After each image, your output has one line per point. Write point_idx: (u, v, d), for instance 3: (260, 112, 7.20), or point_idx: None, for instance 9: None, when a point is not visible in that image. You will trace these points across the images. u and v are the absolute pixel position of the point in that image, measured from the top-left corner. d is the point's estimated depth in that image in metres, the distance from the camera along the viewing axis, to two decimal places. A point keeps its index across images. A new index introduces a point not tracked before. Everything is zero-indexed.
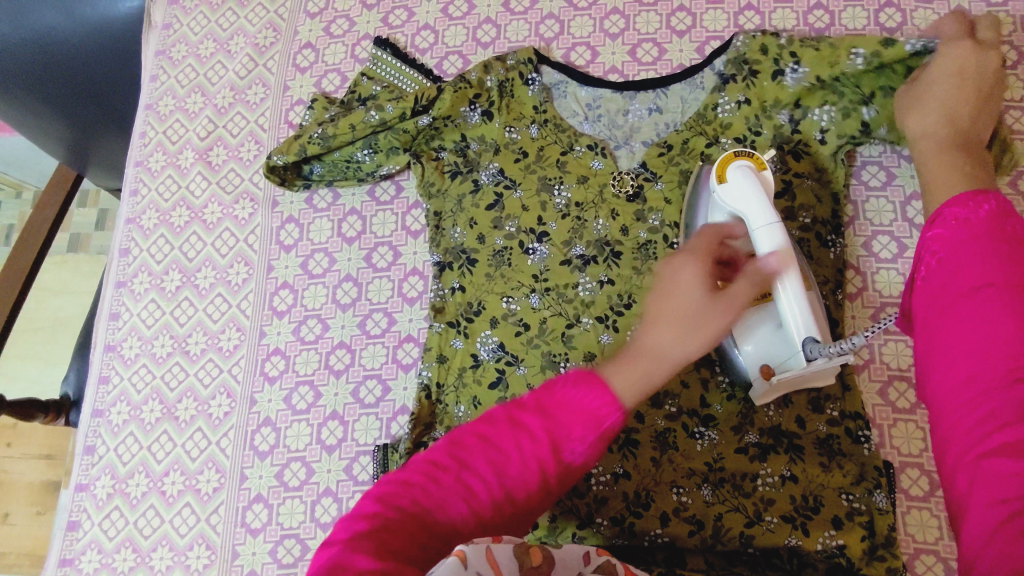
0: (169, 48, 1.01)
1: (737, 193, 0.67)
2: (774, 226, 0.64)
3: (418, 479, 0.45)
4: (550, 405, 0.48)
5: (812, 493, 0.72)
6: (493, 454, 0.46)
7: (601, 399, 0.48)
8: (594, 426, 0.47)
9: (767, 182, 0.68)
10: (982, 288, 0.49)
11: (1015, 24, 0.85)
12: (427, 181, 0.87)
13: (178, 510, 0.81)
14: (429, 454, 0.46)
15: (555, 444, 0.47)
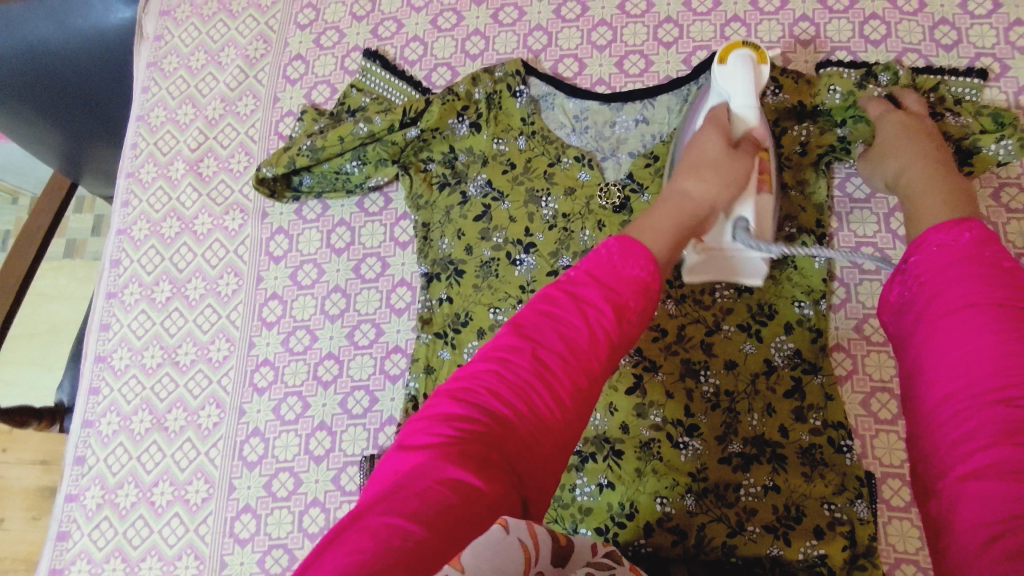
0: (160, 60, 1.02)
1: (732, 74, 0.72)
2: (753, 108, 0.71)
3: (487, 370, 0.50)
4: (599, 277, 0.55)
5: (795, 503, 0.72)
6: (556, 330, 0.52)
7: (641, 266, 0.56)
8: (639, 288, 0.55)
9: (762, 77, 0.73)
10: (964, 312, 0.51)
11: (999, 37, 0.85)
12: (415, 193, 0.88)
13: (167, 521, 0.82)
14: (494, 345, 0.52)
15: (612, 311, 0.53)
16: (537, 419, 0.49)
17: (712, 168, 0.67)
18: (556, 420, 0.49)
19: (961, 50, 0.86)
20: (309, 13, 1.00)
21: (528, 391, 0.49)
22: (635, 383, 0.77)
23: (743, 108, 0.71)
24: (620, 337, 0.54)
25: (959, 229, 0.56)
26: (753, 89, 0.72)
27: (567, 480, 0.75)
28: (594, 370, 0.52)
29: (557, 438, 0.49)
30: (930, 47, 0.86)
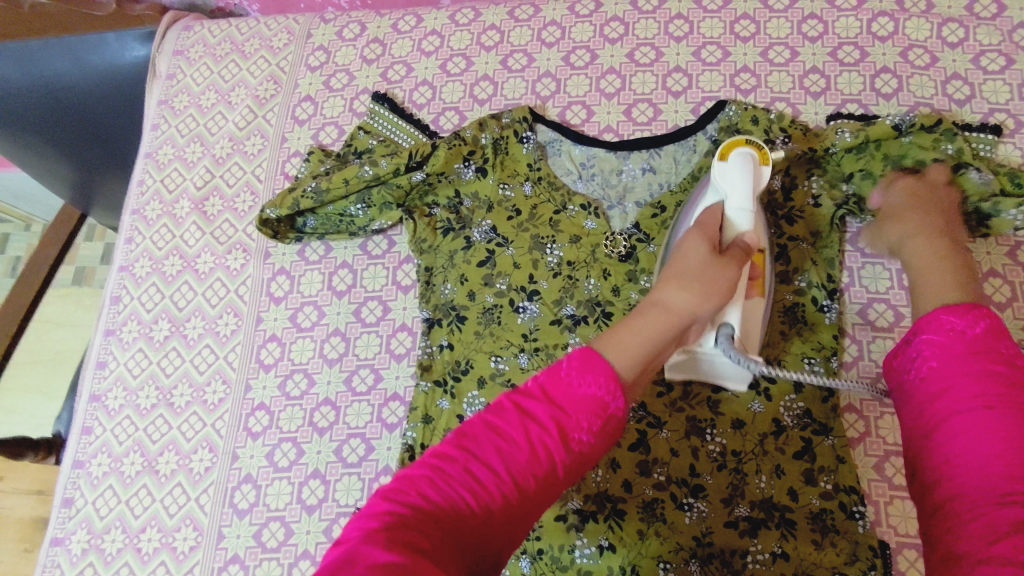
0: (171, 98, 1.03)
1: (728, 173, 0.68)
2: (746, 212, 0.66)
3: (424, 475, 0.47)
4: (558, 393, 0.50)
5: (804, 572, 0.69)
6: (503, 444, 0.48)
7: (599, 384, 0.50)
8: (596, 408, 0.50)
9: (763, 181, 0.69)
10: (981, 397, 0.52)
11: (1012, 93, 0.85)
12: (419, 238, 0.87)
13: (153, 569, 0.79)
14: (437, 450, 0.48)
15: (562, 429, 0.49)
16: (478, 526, 0.45)
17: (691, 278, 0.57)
18: (498, 527, 0.46)
19: (975, 105, 0.85)
20: (320, 55, 1.01)
21: (464, 502, 0.46)
22: (639, 440, 0.75)
23: (738, 209, 0.66)
24: (574, 462, 0.49)
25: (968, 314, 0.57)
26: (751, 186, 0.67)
27: (566, 540, 0.72)
28: (541, 486, 0.47)
29: (484, 549, 0.46)
30: (942, 101, 0.85)
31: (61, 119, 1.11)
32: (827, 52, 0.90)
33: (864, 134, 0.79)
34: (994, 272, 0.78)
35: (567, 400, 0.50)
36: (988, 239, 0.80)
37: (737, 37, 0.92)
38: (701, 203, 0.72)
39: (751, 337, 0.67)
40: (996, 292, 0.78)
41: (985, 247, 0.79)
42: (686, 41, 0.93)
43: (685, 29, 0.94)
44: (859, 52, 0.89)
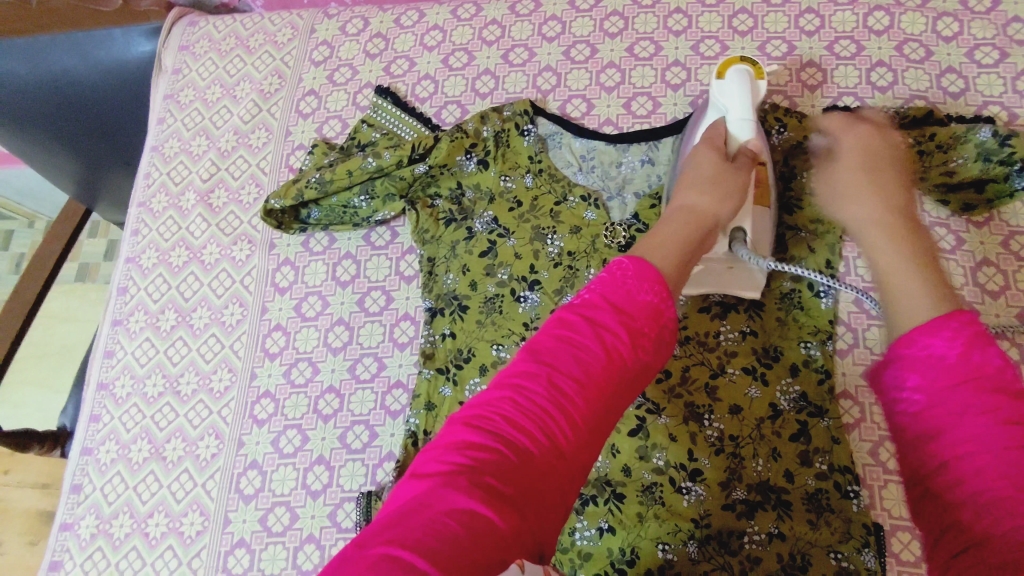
0: (177, 92, 1.04)
1: (727, 90, 0.73)
2: (746, 120, 0.70)
3: (502, 395, 0.47)
4: (619, 301, 0.50)
5: (800, 551, 0.70)
6: (576, 353, 0.48)
7: (653, 290, 0.51)
8: (653, 314, 0.50)
9: (758, 92, 0.73)
10: (908, 380, 0.45)
11: (1006, 86, 0.86)
12: (421, 228, 0.88)
13: (160, 553, 0.81)
14: (508, 370, 0.49)
15: (628, 336, 0.49)
16: (562, 446, 0.46)
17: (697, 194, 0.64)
18: (566, 457, 0.46)
19: (969, 98, 0.86)
20: (324, 50, 1.02)
21: (548, 418, 0.46)
22: (638, 425, 0.76)
23: (741, 117, 0.70)
24: (642, 369, 0.50)
25: (944, 329, 0.45)
26: (750, 99, 0.72)
27: (566, 523, 0.74)
28: (609, 400, 0.48)
29: (577, 466, 0.47)
30: (937, 94, 0.87)
31: (68, 115, 1.13)
32: (824, 47, 0.91)
33: (857, 117, 0.82)
34: (987, 262, 0.80)
35: (623, 307, 0.50)
36: (982, 230, 0.81)
37: (735, 31, 0.94)
38: (701, 122, 0.76)
39: (762, 245, 0.74)
40: (990, 281, 0.79)
41: (978, 237, 0.81)
42: (685, 35, 0.95)
43: (683, 24, 0.95)
44: (855, 46, 0.90)
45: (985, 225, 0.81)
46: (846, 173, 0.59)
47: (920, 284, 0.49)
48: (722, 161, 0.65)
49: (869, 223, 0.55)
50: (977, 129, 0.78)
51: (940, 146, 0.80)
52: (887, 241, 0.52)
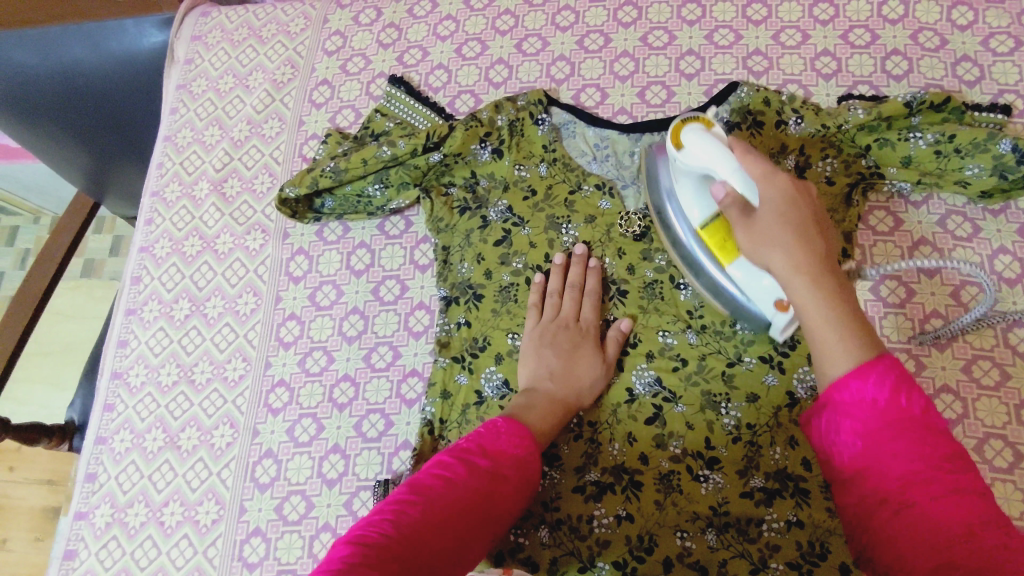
0: (189, 82, 1.04)
1: (697, 151, 0.67)
2: (739, 168, 0.63)
3: (384, 513, 0.53)
4: (486, 447, 0.62)
5: (819, 539, 0.70)
6: (448, 483, 0.57)
7: (520, 443, 0.63)
8: (517, 461, 0.62)
9: (721, 137, 0.68)
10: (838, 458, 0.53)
11: (1022, 74, 0.86)
12: (436, 217, 0.88)
13: (176, 542, 0.81)
14: (389, 499, 0.55)
15: (495, 475, 0.60)
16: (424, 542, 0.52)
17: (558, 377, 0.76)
18: (457, 539, 0.55)
19: (984, 86, 0.86)
20: (336, 40, 1.02)
21: (427, 511, 0.54)
22: (655, 413, 0.76)
23: (731, 171, 0.63)
24: (504, 505, 0.60)
25: (872, 372, 0.51)
26: (726, 148, 0.65)
27: (584, 510, 0.74)
28: (478, 518, 0.57)
29: (445, 565, 0.53)
30: (953, 82, 0.87)
31: (78, 107, 1.12)
32: (838, 35, 0.91)
33: (877, 111, 0.79)
34: (1003, 250, 0.80)
35: (494, 452, 0.62)
36: (998, 218, 0.81)
37: (749, 20, 0.94)
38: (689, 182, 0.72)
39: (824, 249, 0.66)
40: (1007, 269, 0.79)
41: (995, 225, 0.81)
42: (698, 24, 0.94)
43: (697, 13, 0.95)
44: (869, 35, 0.90)
45: (1001, 213, 0.81)
46: (774, 228, 0.59)
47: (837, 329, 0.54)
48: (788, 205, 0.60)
49: (789, 271, 0.57)
50: (999, 137, 0.77)
51: (959, 150, 0.79)
52: (804, 280, 0.57)
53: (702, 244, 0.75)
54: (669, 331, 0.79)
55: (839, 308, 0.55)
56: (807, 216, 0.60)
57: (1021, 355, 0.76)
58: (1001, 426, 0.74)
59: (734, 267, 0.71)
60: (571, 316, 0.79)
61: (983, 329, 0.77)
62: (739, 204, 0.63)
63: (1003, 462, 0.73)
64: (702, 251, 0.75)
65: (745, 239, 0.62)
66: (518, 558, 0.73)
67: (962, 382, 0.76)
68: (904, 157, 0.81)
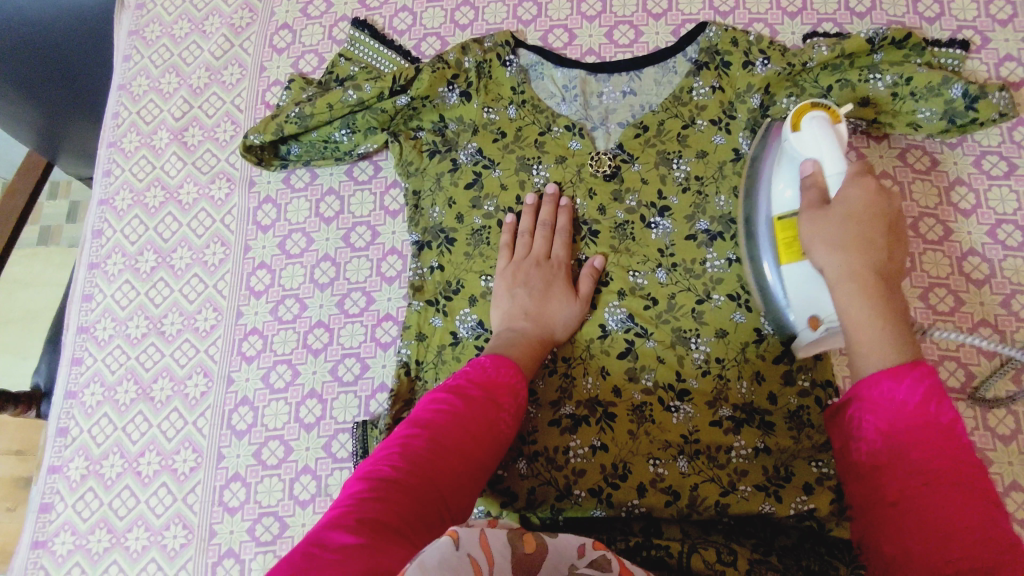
0: (142, 28, 1.00)
1: (808, 141, 0.67)
2: (845, 172, 0.64)
3: (390, 451, 0.55)
4: (482, 381, 0.64)
5: (784, 463, 0.73)
6: (450, 418, 0.59)
7: (511, 372, 0.66)
8: (510, 389, 0.65)
9: (842, 136, 0.67)
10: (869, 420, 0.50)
11: (979, 11, 0.88)
12: (405, 160, 0.87)
13: (154, 491, 0.80)
14: (393, 437, 0.57)
15: (492, 405, 0.62)
16: (435, 476, 0.54)
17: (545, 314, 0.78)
18: (464, 473, 0.57)
19: (944, 23, 0.88)
20: None
21: (434, 446, 0.56)
22: (627, 348, 0.78)
23: (834, 159, 0.65)
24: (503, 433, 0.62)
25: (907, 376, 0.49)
26: (840, 148, 0.65)
27: (560, 442, 0.75)
28: (484, 444, 0.60)
29: (457, 501, 0.55)
30: (913, 19, 0.88)
31: (24, 70, 1.04)
32: None
33: (840, 47, 0.80)
34: (960, 182, 0.82)
35: (489, 384, 0.64)
36: (955, 150, 0.83)
37: None
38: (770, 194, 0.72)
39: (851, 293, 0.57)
40: (963, 200, 0.82)
41: (952, 158, 0.83)
42: None
43: None
44: None
45: (958, 145, 0.84)
46: (839, 226, 0.60)
47: (895, 323, 0.53)
48: (865, 201, 0.60)
49: (841, 275, 0.57)
50: (953, 82, 0.78)
51: (915, 92, 0.80)
52: (855, 286, 0.56)
53: (771, 234, 0.71)
54: (639, 270, 0.80)
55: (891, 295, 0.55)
56: (878, 239, 0.58)
57: (974, 283, 0.79)
58: (956, 348, 0.77)
59: (794, 267, 0.68)
60: (542, 255, 0.80)
61: (940, 257, 0.80)
62: (818, 188, 0.64)
63: (956, 383, 0.76)
64: (770, 254, 0.72)
65: (809, 226, 0.62)
66: (497, 489, 0.75)
67: (919, 308, 0.79)
68: (864, 98, 0.81)
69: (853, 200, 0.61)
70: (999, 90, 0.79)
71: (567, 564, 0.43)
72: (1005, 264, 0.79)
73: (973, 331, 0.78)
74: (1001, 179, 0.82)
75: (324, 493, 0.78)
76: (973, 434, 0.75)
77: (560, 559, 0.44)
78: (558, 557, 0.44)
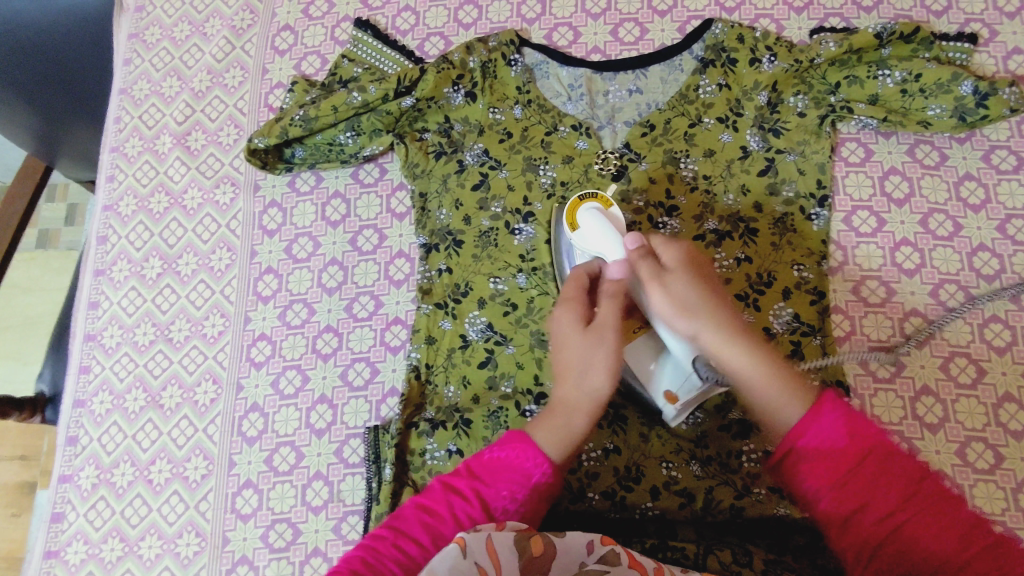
0: (141, 31, 0.99)
1: (591, 234, 0.66)
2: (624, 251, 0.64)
3: (362, 552, 0.51)
4: (497, 472, 0.55)
5: None
6: (439, 523, 0.53)
7: (532, 463, 0.56)
8: (525, 485, 0.55)
9: (616, 220, 0.67)
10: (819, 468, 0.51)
11: (987, 3, 0.87)
12: (411, 162, 0.86)
13: (166, 499, 0.80)
14: (383, 529, 0.53)
15: (497, 504, 0.55)
16: None
17: (583, 365, 0.59)
18: None
19: (952, 16, 0.87)
20: None
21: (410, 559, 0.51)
22: None
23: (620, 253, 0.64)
24: (552, 486, 0.57)
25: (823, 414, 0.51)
26: (616, 231, 0.65)
27: None
28: None
29: None
30: (921, 12, 0.87)
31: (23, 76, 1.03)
32: None
33: (848, 43, 0.80)
34: (969, 177, 0.82)
35: (503, 480, 0.55)
36: (964, 145, 0.83)
37: None
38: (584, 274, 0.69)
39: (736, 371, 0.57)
40: (972, 195, 0.82)
41: (961, 153, 0.83)
42: None
43: None
44: None
45: (967, 140, 0.83)
46: (680, 286, 0.58)
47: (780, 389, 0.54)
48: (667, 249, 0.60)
49: (716, 342, 0.56)
50: (962, 78, 0.78)
51: (923, 89, 0.80)
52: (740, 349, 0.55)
53: None
54: None
55: (775, 364, 0.55)
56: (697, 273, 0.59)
57: (984, 278, 0.79)
58: (967, 343, 0.77)
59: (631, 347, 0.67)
60: None
61: (949, 253, 0.80)
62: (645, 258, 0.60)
63: (967, 378, 0.76)
64: None
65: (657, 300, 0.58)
66: None
67: (929, 305, 0.79)
68: (872, 94, 0.81)
69: (675, 257, 0.59)
70: (1010, 85, 0.78)
71: (577, 561, 0.47)
72: (1014, 259, 0.79)
73: (984, 328, 0.78)
74: (1010, 174, 0.82)
75: (336, 499, 0.78)
76: (985, 430, 0.75)
77: (571, 556, 0.47)
78: (568, 556, 0.47)
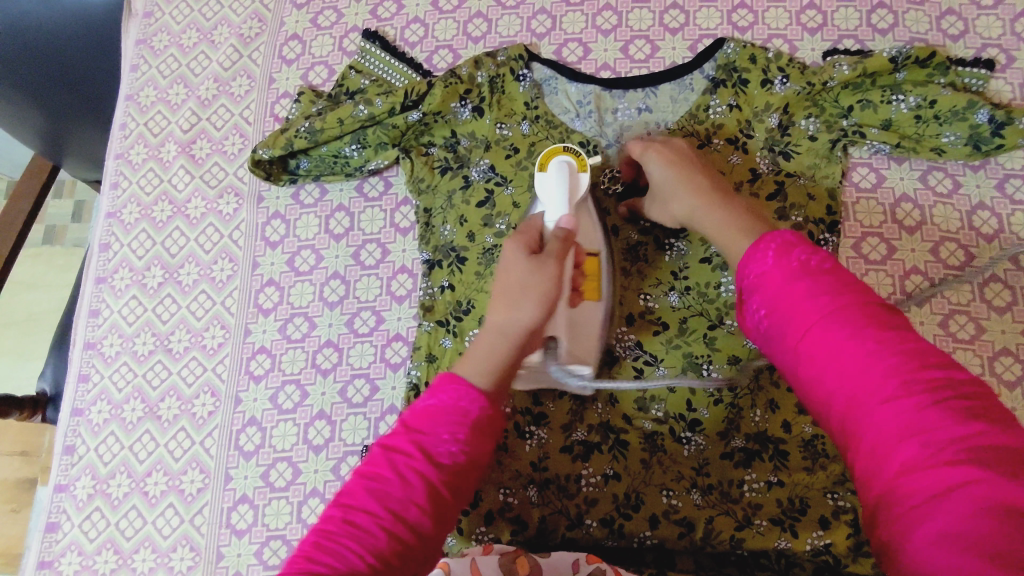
0: (149, 37, 0.99)
1: (548, 183, 0.70)
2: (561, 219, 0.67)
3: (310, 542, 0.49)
4: (420, 421, 0.54)
5: (799, 495, 0.72)
6: (378, 487, 0.51)
7: (456, 399, 0.54)
8: (459, 424, 0.53)
9: (580, 185, 0.71)
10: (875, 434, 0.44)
11: (1004, 28, 0.86)
12: (416, 177, 0.86)
13: (161, 512, 0.80)
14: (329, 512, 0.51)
15: (432, 447, 0.53)
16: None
17: (523, 289, 0.58)
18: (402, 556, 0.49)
19: (968, 40, 0.86)
20: None
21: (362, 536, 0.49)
22: (636, 376, 0.76)
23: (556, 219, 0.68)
24: (494, 417, 0.55)
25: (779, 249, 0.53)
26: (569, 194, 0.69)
27: (572, 470, 0.74)
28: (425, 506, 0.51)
29: None
30: (937, 36, 0.86)
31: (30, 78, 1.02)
32: None
33: (862, 67, 0.78)
34: (982, 205, 0.81)
35: (431, 424, 0.53)
36: (978, 173, 0.82)
37: None
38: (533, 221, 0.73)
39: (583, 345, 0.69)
40: (985, 224, 0.80)
41: (975, 181, 0.81)
42: None
43: None
44: None
45: (981, 167, 0.82)
46: (525, 275, 0.59)
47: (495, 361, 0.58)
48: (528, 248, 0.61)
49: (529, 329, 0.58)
50: (978, 107, 0.77)
51: (938, 116, 0.78)
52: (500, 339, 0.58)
53: None
54: (650, 294, 0.79)
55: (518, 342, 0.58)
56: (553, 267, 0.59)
57: (996, 310, 0.78)
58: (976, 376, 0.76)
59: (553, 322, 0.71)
60: None
61: (961, 284, 0.79)
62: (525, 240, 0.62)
63: None
64: None
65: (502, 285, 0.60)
66: (507, 517, 0.73)
67: (938, 336, 0.77)
68: (885, 119, 0.79)
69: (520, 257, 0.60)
70: None
71: None
72: None
73: (993, 360, 0.76)
74: None
75: None
76: None
77: None
78: None
